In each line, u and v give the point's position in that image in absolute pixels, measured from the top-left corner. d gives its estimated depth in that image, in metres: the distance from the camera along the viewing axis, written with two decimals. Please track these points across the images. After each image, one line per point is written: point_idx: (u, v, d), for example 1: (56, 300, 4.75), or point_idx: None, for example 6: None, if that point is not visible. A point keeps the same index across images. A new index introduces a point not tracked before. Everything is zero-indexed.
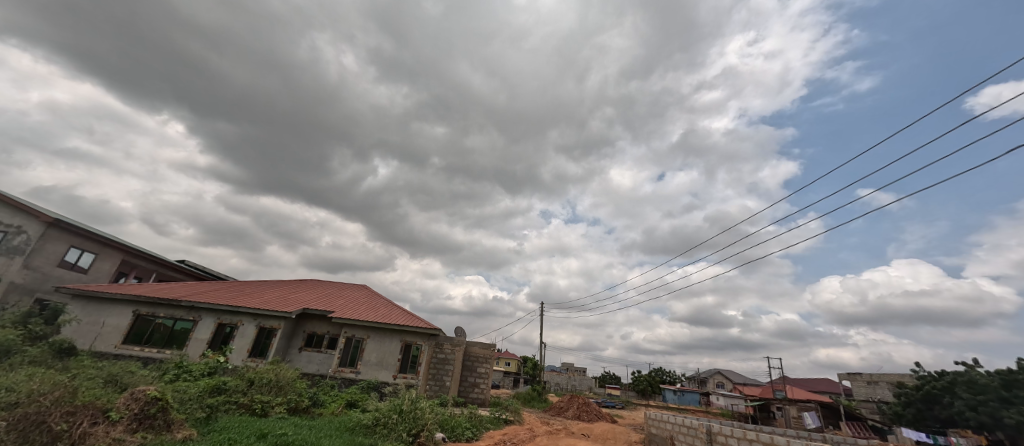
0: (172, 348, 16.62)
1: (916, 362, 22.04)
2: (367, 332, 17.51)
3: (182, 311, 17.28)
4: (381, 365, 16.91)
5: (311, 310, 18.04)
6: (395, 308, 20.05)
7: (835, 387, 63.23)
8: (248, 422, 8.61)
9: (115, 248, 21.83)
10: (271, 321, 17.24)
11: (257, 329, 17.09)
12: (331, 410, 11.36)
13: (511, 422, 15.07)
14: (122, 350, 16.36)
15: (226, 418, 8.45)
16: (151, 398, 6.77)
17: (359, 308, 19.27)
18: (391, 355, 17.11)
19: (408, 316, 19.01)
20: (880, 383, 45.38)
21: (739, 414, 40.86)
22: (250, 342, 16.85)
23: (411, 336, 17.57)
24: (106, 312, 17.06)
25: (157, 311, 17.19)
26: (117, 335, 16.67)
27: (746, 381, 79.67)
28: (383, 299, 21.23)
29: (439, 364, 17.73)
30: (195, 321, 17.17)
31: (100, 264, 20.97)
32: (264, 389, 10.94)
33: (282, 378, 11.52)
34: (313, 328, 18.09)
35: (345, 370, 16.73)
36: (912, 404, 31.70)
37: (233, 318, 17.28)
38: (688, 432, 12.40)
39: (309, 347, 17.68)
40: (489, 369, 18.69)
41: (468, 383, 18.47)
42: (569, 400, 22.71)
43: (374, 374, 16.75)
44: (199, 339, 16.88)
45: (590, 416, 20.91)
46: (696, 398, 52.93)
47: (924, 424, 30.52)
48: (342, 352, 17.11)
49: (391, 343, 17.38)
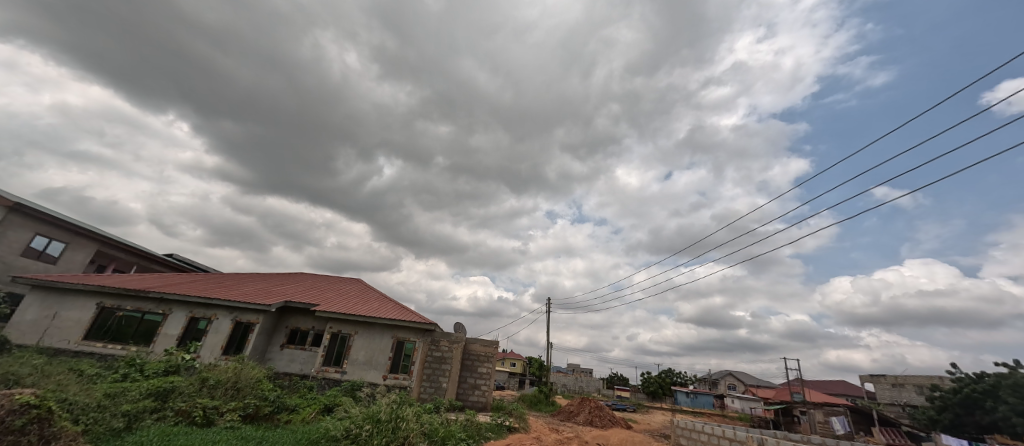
0: (136, 344, 14.89)
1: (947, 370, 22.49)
2: (355, 327, 15.73)
3: (151, 304, 15.61)
4: (370, 364, 15.11)
5: (294, 303, 16.28)
6: (388, 302, 18.27)
7: (857, 390, 60.23)
8: (181, 433, 6.82)
9: (89, 238, 20.29)
10: (248, 315, 15.55)
11: (233, 324, 15.38)
12: (301, 417, 9.58)
13: (516, 429, 13.03)
14: (82, 347, 14.69)
15: (151, 429, 6.69)
16: (20, 405, 5.02)
17: (347, 301, 17.51)
18: (381, 353, 15.31)
19: (402, 311, 17.21)
20: (907, 385, 42.84)
21: (759, 418, 38.52)
22: (225, 338, 15.12)
23: (405, 332, 15.76)
24: (67, 305, 15.46)
25: (123, 303, 15.56)
26: (77, 330, 15.02)
27: (759, 383, 77.25)
28: (376, 291, 19.47)
29: (435, 363, 15.73)
30: (165, 314, 15.48)
31: (71, 254, 19.44)
32: (217, 391, 9.08)
33: (243, 379, 9.65)
34: (297, 323, 16.36)
35: (329, 369, 14.95)
36: (948, 409, 29.33)
37: (207, 311, 15.58)
38: (709, 440, 10.08)
39: (292, 345, 15.94)
40: (491, 369, 16.71)
41: (468, 385, 16.50)
42: (581, 403, 20.62)
43: (361, 374, 14.95)
44: (169, 335, 15.15)
45: (603, 422, 18.89)
46: (710, 400, 50.57)
47: (963, 430, 28.28)
48: (327, 349, 15.34)
49: (381, 339, 15.59)
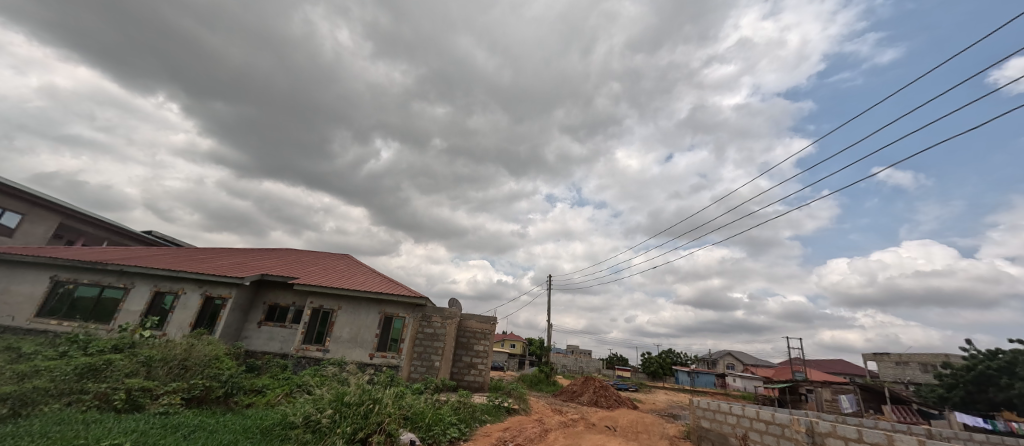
0: (95, 322, 13.47)
1: (967, 344, 21.37)
2: (338, 302, 14.31)
3: (111, 277, 14.10)
4: (355, 342, 13.77)
5: (270, 276, 14.79)
6: (375, 276, 16.80)
7: (857, 369, 59.98)
8: (83, 421, 5.32)
9: (48, 209, 18.64)
10: (219, 289, 14.08)
11: (203, 299, 13.93)
12: (265, 401, 8.20)
13: (516, 411, 11.70)
14: (35, 324, 13.28)
15: (42, 416, 5.19)
16: None
17: (330, 275, 16.03)
18: (367, 330, 13.95)
19: (390, 284, 15.78)
20: (911, 363, 42.21)
21: (762, 396, 37.86)
22: (194, 315, 13.70)
23: (393, 308, 14.35)
24: (18, 279, 13.99)
25: (80, 277, 14.07)
26: (29, 306, 13.59)
27: (758, 363, 77.10)
28: (363, 266, 17.92)
29: (426, 340, 14.17)
30: (126, 288, 14.01)
31: (31, 227, 17.89)
32: (159, 370, 7.57)
33: (194, 356, 8.15)
34: (274, 299, 14.90)
35: (310, 347, 13.59)
36: (959, 386, 28.41)
37: (173, 285, 14.10)
38: (738, 422, 8.60)
39: (269, 322, 14.52)
40: (489, 348, 15.34)
41: (463, 364, 15.17)
42: (585, 382, 19.41)
43: (344, 353, 13.63)
44: (131, 311, 13.72)
45: (609, 402, 17.76)
46: (711, 379, 50.05)
47: (973, 407, 27.47)
48: (307, 326, 13.96)
49: (367, 315, 14.19)
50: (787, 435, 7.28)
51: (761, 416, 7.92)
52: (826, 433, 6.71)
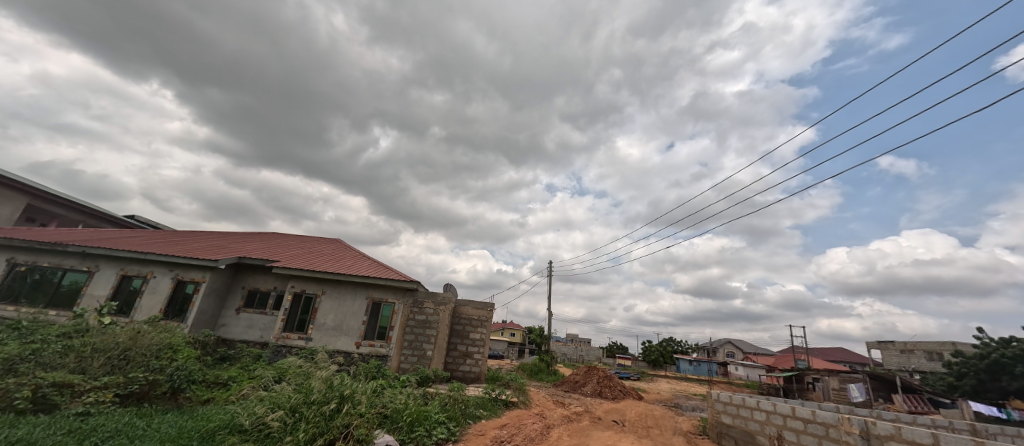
0: (55, 308, 12.35)
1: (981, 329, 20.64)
2: (321, 286, 13.18)
3: (73, 260, 12.93)
4: (340, 330, 12.68)
5: (247, 259, 13.60)
6: (364, 259, 15.62)
7: (858, 357, 59.56)
8: None
9: (14, 189, 17.34)
10: (192, 272, 12.93)
11: (174, 283, 12.80)
12: (223, 395, 7.11)
13: (515, 405, 10.64)
14: None
15: None
16: None
17: (315, 259, 14.85)
18: (354, 317, 12.85)
19: (380, 268, 14.63)
20: (916, 351, 41.52)
21: (766, 385, 37.10)
22: (164, 300, 12.60)
23: (381, 293, 13.23)
24: None
25: (39, 259, 12.89)
26: None
27: (757, 351, 76.90)
28: (352, 249, 16.71)
29: (417, 328, 13.07)
30: (90, 272, 12.86)
31: None
32: (93, 362, 6.43)
33: (139, 346, 7.00)
34: (254, 283, 13.76)
35: (291, 335, 12.52)
36: (969, 375, 27.44)
37: (141, 268, 12.95)
38: (768, 419, 7.51)
39: (249, 308, 13.42)
40: (486, 336, 14.26)
41: (458, 353, 14.10)
42: (588, 372, 18.38)
43: (329, 341, 12.56)
44: (96, 296, 12.59)
45: (614, 394, 16.77)
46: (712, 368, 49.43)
47: (984, 396, 26.65)
48: (288, 313, 12.86)
49: (353, 301, 13.07)
50: (833, 437, 6.24)
51: (799, 414, 6.79)
52: (885, 436, 5.61)
